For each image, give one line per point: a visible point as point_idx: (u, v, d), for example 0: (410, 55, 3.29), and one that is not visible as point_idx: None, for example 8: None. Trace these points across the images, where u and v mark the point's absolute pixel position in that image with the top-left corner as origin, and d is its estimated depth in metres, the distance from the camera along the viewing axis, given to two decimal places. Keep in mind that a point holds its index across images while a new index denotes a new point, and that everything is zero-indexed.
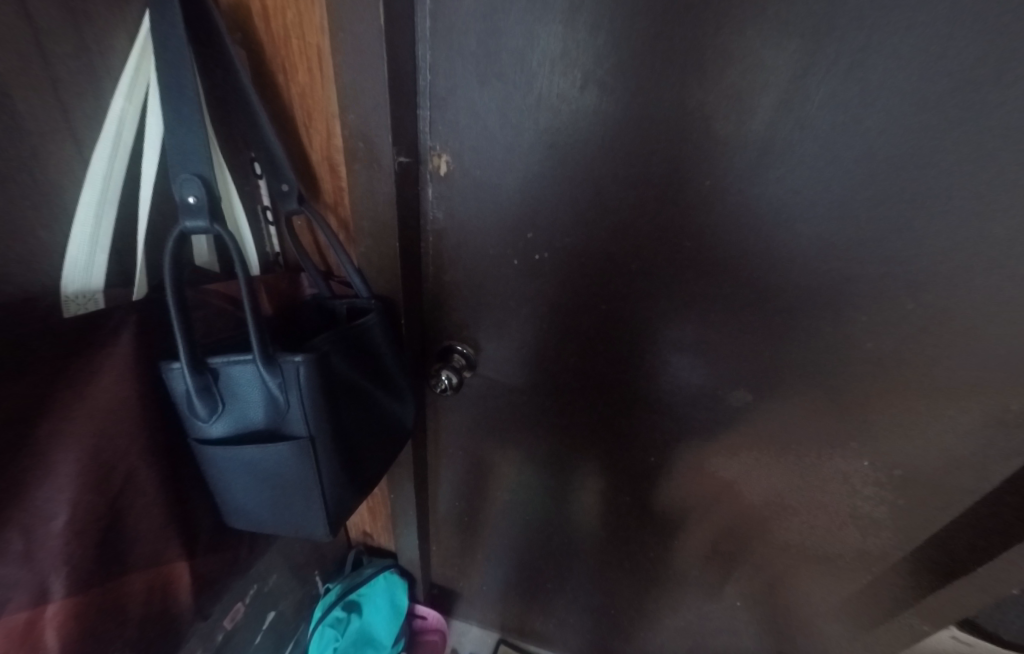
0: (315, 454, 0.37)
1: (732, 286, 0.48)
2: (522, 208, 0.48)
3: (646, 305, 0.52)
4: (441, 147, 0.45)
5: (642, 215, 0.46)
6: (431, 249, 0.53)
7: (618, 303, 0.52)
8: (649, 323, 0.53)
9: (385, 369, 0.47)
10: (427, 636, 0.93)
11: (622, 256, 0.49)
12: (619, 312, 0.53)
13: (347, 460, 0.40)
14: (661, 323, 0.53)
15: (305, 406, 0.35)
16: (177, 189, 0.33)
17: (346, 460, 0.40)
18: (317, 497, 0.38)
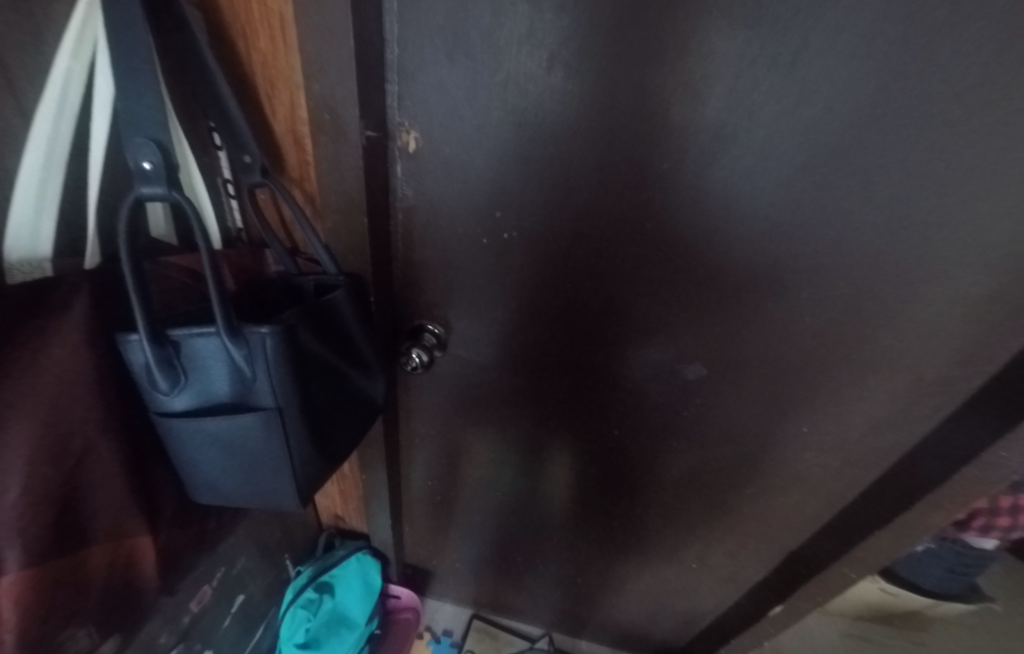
0: (284, 427, 0.37)
1: (688, 265, 0.51)
2: (490, 186, 0.49)
3: (611, 284, 0.54)
4: (409, 123, 0.45)
5: (605, 196, 0.48)
6: (401, 227, 0.53)
7: (585, 282, 0.54)
8: (613, 302, 0.56)
9: (355, 345, 0.47)
10: (401, 614, 0.94)
11: (588, 236, 0.51)
12: (585, 291, 0.55)
13: (317, 434, 0.40)
14: (625, 301, 0.55)
15: (273, 378, 0.36)
16: (131, 154, 0.32)
17: (316, 433, 0.40)
18: (286, 470, 0.38)
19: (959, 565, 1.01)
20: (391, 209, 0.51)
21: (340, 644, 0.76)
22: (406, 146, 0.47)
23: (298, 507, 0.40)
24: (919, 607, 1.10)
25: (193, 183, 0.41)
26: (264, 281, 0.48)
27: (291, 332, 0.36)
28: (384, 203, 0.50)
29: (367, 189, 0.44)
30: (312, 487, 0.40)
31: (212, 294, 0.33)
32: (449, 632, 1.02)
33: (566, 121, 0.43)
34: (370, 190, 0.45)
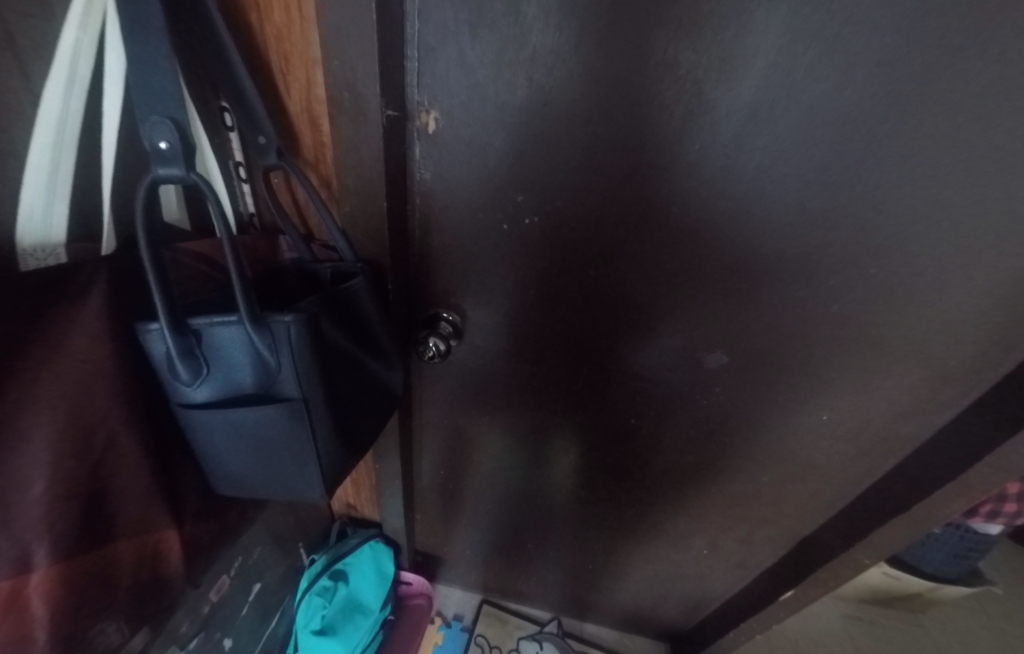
0: (308, 418, 0.36)
1: (712, 252, 0.50)
2: (513, 170, 0.47)
3: (633, 271, 0.53)
4: (429, 103, 0.44)
5: (630, 180, 0.46)
6: (418, 212, 0.51)
7: (606, 269, 0.53)
8: (634, 289, 0.54)
9: (374, 334, 0.46)
10: (413, 600, 0.95)
11: (610, 222, 0.50)
12: (605, 279, 0.54)
13: (341, 425, 0.39)
14: (646, 289, 0.54)
15: (297, 368, 0.35)
16: (147, 133, 0.30)
17: (340, 425, 0.39)
18: (311, 463, 0.37)
19: (963, 549, 1.03)
20: (407, 193, 0.50)
21: (356, 630, 0.76)
22: (425, 127, 0.45)
23: (323, 500, 0.39)
24: (921, 590, 1.12)
25: (206, 166, 0.39)
26: (279, 268, 0.46)
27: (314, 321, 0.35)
28: (401, 186, 0.48)
29: (386, 172, 0.42)
30: (336, 479, 0.39)
31: (233, 281, 0.32)
32: (460, 617, 1.03)
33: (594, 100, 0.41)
34: (389, 173, 0.43)
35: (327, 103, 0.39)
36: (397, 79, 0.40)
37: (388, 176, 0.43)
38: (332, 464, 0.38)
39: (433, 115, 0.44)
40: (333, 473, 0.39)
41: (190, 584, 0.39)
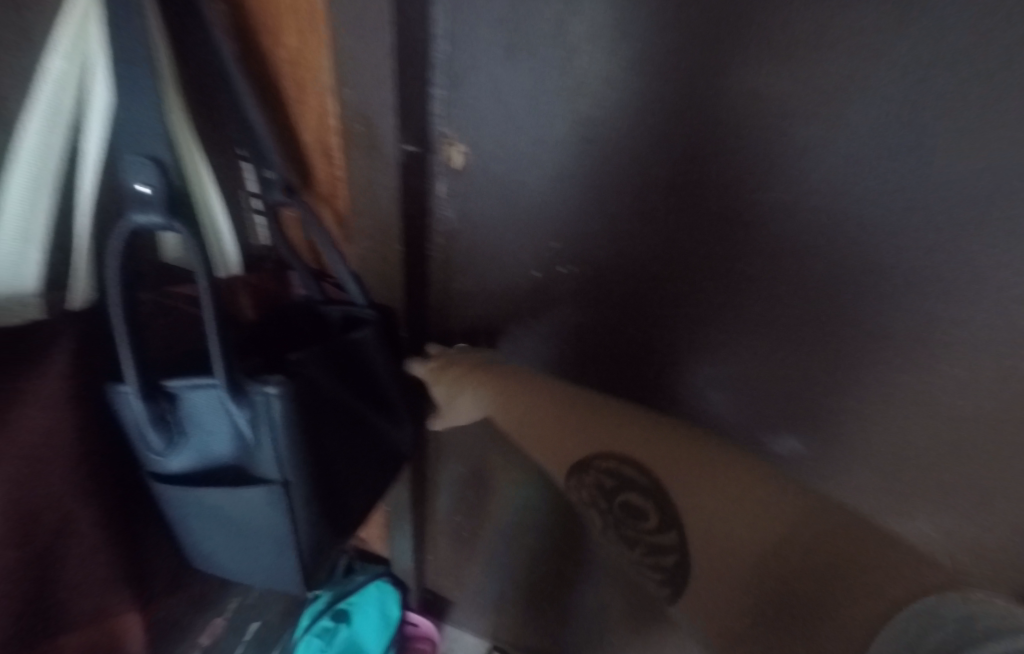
0: (290, 501, 0.31)
1: (798, 331, 0.39)
2: (548, 211, 0.41)
3: (688, 336, 0.44)
4: (456, 135, 0.38)
5: (692, 232, 0.38)
6: (440, 252, 0.46)
7: (655, 331, 0.45)
8: (688, 356, 0.45)
9: (381, 390, 0.41)
10: (418, 644, 0.89)
11: (662, 278, 0.41)
12: (652, 341, 0.46)
13: (330, 504, 0.34)
14: (703, 358, 0.45)
15: (277, 446, 0.30)
16: (127, 176, 0.26)
17: (328, 504, 0.34)
18: (290, 550, 0.32)
19: None
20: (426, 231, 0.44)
21: None
22: (451, 160, 0.40)
23: (301, 590, 0.34)
24: None
25: (209, 202, 0.35)
26: (287, 307, 0.43)
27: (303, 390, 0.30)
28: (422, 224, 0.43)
29: (404, 212, 0.37)
30: (318, 566, 0.34)
31: (210, 345, 0.27)
32: None
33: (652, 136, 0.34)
34: (406, 212, 0.38)
35: (340, 135, 0.35)
36: (420, 108, 0.35)
37: (405, 215, 0.38)
38: (315, 549, 0.33)
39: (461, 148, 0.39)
40: (314, 559, 0.34)
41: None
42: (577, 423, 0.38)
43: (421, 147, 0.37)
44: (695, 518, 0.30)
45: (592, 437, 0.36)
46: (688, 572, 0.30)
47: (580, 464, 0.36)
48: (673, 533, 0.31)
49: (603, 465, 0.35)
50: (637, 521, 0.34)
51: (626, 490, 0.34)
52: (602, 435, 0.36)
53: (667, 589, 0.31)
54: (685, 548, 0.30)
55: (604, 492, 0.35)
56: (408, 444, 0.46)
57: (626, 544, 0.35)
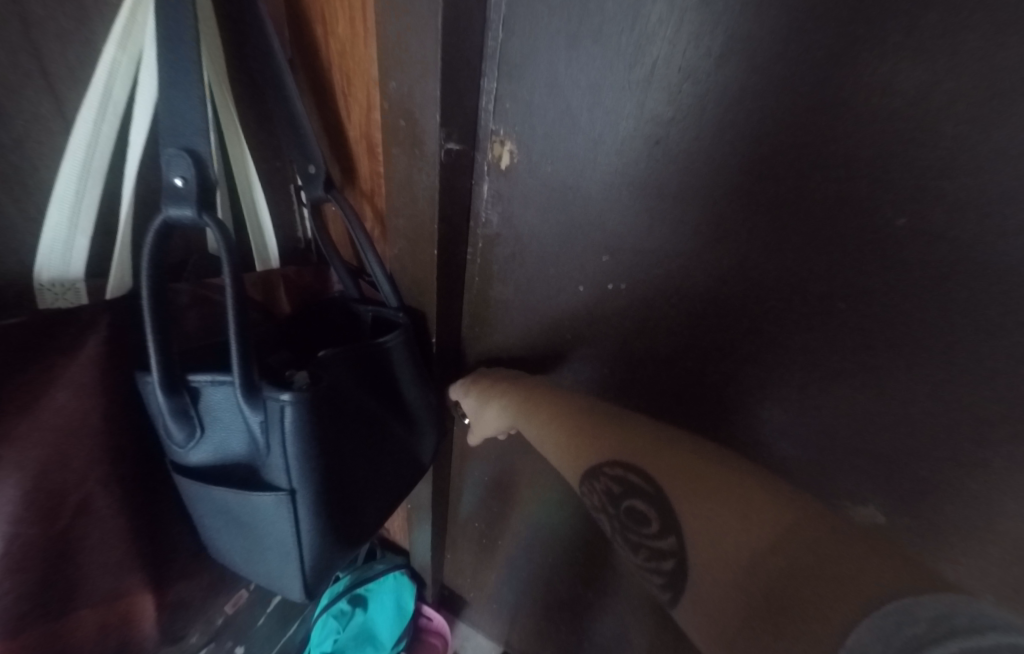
0: (297, 511, 0.30)
1: (899, 397, 0.31)
2: (600, 222, 0.36)
3: (754, 380, 0.37)
4: (506, 133, 0.35)
5: (774, 259, 0.32)
6: (479, 258, 0.43)
7: (714, 367, 0.39)
8: (752, 405, 0.39)
9: (405, 399, 0.39)
10: (430, 637, 0.89)
11: (728, 309, 0.36)
12: (709, 379, 0.40)
13: (340, 516, 0.33)
14: (770, 410, 0.38)
15: (289, 454, 0.29)
16: (162, 167, 0.26)
17: (338, 517, 0.33)
18: (294, 559, 0.31)
19: None
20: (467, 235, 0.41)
21: None
22: (497, 160, 0.36)
23: (303, 601, 0.33)
24: None
25: (252, 195, 0.35)
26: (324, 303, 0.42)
27: (319, 398, 0.29)
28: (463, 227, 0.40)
29: (442, 214, 0.35)
30: (322, 579, 0.33)
31: (230, 344, 0.27)
32: None
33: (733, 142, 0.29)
34: (444, 214, 0.35)
35: (383, 129, 0.33)
36: (468, 102, 0.32)
37: (443, 217, 0.35)
38: (320, 559, 0.32)
39: (510, 147, 0.35)
40: (318, 569, 0.33)
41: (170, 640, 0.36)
42: (594, 428, 0.36)
43: (467, 145, 0.34)
44: (692, 518, 0.27)
45: (605, 441, 0.35)
46: (686, 580, 0.27)
47: (592, 470, 0.35)
48: (672, 535, 0.28)
49: (611, 470, 0.33)
50: (641, 528, 0.31)
51: (630, 494, 0.32)
52: (612, 438, 0.35)
53: (667, 594, 0.28)
54: (683, 550, 0.27)
55: (611, 498, 0.33)
56: (429, 456, 0.44)
57: (631, 554, 0.32)
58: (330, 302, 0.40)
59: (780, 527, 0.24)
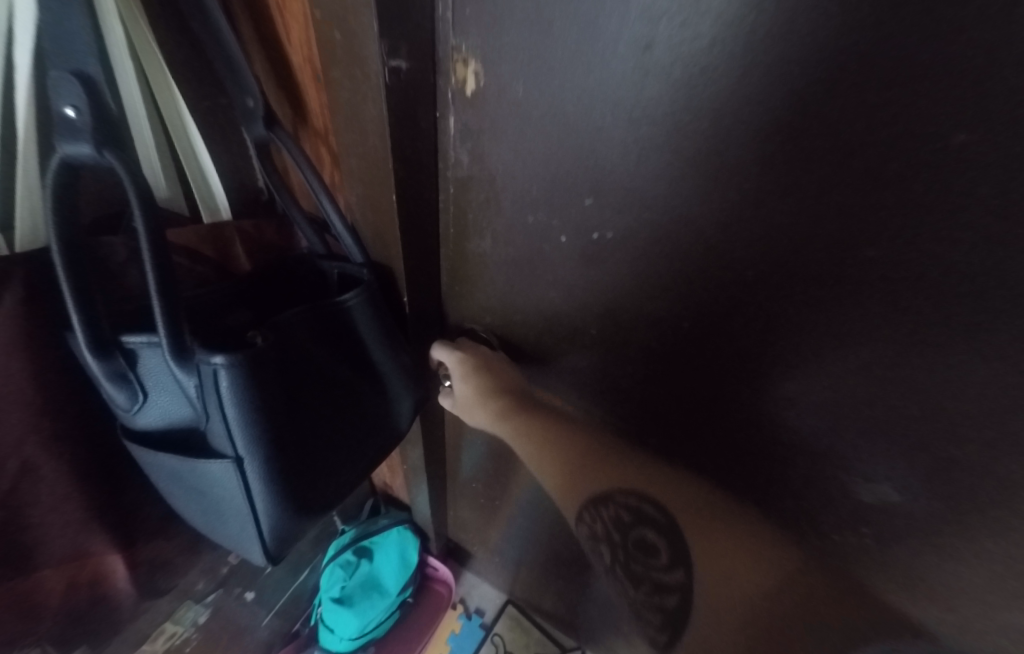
0: (248, 477, 0.29)
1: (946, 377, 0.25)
2: (581, 159, 0.30)
3: (762, 348, 0.31)
4: (468, 49, 0.29)
5: (792, 197, 0.24)
6: (453, 205, 0.38)
7: (712, 329, 0.33)
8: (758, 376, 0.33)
9: (373, 362, 0.37)
10: (436, 586, 0.95)
11: (733, 264, 0.29)
12: (710, 347, 0.34)
13: (299, 484, 0.32)
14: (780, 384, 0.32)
15: (230, 422, 0.27)
16: (51, 94, 0.22)
17: (297, 485, 0.31)
18: (252, 524, 0.31)
19: None
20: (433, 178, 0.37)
21: (371, 608, 0.77)
22: (461, 83, 0.31)
23: (267, 567, 0.32)
24: None
25: (187, 134, 0.32)
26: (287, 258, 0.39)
27: (256, 362, 0.27)
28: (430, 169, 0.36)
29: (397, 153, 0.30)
30: (283, 544, 0.32)
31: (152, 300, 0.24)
32: (481, 611, 0.98)
33: (753, 45, 0.21)
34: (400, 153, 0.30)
35: (320, 48, 0.28)
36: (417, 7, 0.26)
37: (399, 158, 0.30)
38: (279, 523, 0.31)
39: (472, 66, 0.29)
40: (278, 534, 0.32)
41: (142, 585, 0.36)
42: (598, 457, 0.39)
43: (422, 65, 0.29)
44: (709, 565, 0.30)
45: (608, 472, 0.38)
46: (690, 613, 0.30)
47: (596, 500, 0.36)
48: (681, 569, 0.31)
49: (623, 498, 0.35)
50: (648, 558, 0.33)
51: (642, 525, 0.34)
52: (618, 472, 0.37)
53: (666, 634, 0.30)
54: (690, 586, 0.30)
55: (619, 526, 0.35)
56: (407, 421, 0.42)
57: (630, 586, 0.34)
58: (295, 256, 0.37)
59: (771, 585, 0.29)
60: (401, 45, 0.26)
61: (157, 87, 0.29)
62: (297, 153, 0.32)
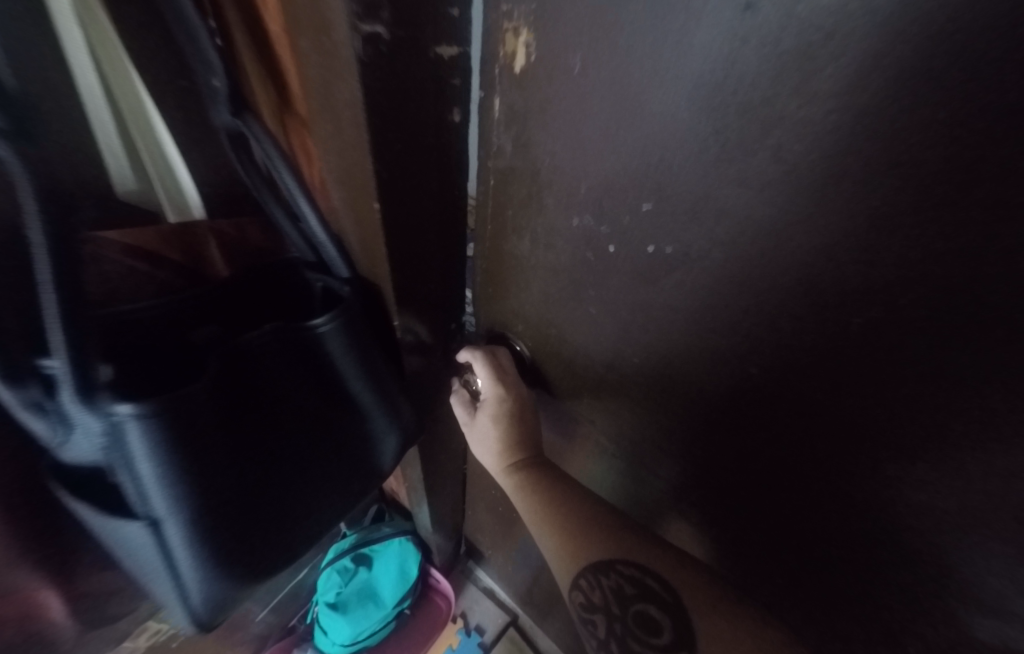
0: (168, 539, 0.27)
1: None
2: (646, 156, 0.24)
3: (864, 418, 0.24)
4: (520, 14, 0.24)
5: (939, 224, 0.17)
6: (492, 198, 0.34)
7: (789, 375, 0.26)
8: (847, 446, 0.25)
9: (342, 385, 0.35)
10: (436, 597, 0.92)
11: (829, 300, 0.22)
12: (787, 401, 0.27)
13: (233, 544, 0.30)
14: (885, 464, 0.24)
15: (148, 479, 0.24)
16: None
17: (229, 547, 0.29)
18: (175, 584, 0.29)
19: None
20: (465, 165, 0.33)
21: (365, 618, 0.74)
22: (509, 56, 0.26)
23: (192, 630, 0.31)
24: None
25: (151, 124, 0.29)
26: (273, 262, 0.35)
27: (177, 405, 0.24)
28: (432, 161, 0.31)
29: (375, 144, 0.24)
30: (211, 608, 0.31)
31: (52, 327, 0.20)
32: (481, 630, 0.93)
33: (911, 3, 0.14)
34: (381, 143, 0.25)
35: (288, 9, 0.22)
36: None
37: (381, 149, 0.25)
38: (219, 573, 0.29)
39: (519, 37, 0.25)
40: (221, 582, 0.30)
41: (95, 585, 0.39)
42: (588, 523, 0.37)
43: (413, 31, 0.23)
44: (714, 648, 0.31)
45: (599, 538, 0.36)
46: None
47: (601, 564, 0.35)
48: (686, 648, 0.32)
49: (624, 569, 0.34)
50: (647, 633, 0.34)
51: (644, 599, 0.34)
52: (621, 537, 0.36)
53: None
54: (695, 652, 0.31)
55: (620, 598, 0.35)
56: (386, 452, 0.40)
57: None
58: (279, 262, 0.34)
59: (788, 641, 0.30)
60: (381, 4, 0.20)
61: (109, 66, 0.26)
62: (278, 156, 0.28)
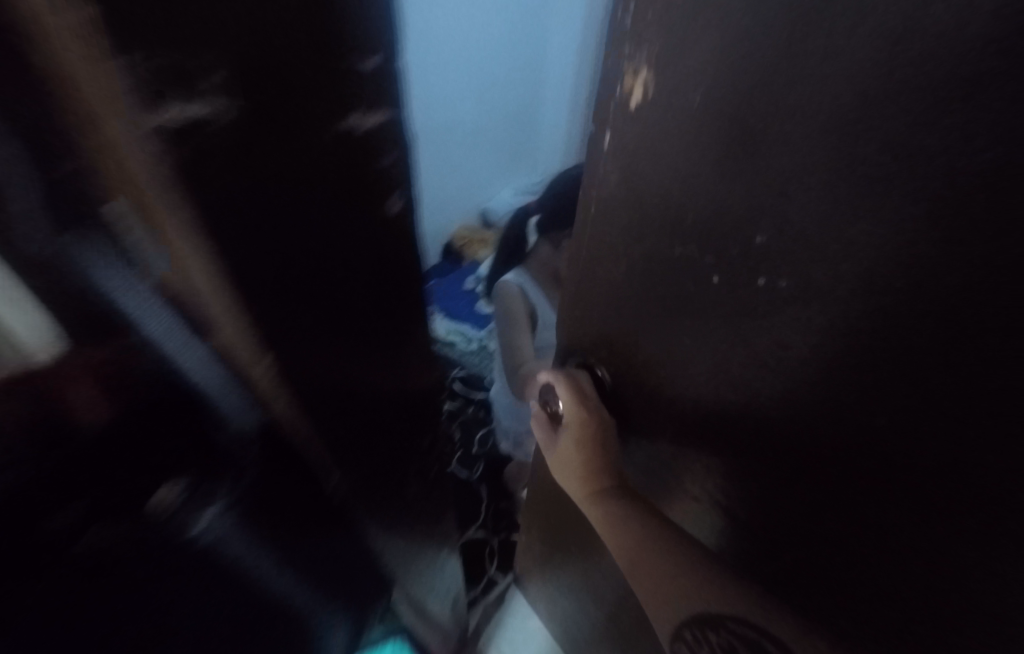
0: None
1: None
2: (759, 192, 0.23)
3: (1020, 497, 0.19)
4: (640, 58, 0.26)
5: None
6: (594, 223, 0.36)
7: (915, 438, 0.22)
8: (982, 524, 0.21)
9: (237, 563, 0.38)
10: None
11: (959, 350, 0.18)
12: (895, 474, 0.24)
13: None
14: (1003, 560, 0.21)
15: None
16: None
17: None
18: None
19: None
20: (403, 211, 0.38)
21: None
22: (627, 91, 0.28)
23: None
24: None
25: None
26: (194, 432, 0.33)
27: None
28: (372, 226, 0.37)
29: (253, 265, 0.28)
30: None
31: None
32: None
33: None
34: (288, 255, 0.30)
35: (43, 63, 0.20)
36: (362, 37, 0.27)
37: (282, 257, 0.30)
38: None
39: (639, 75, 0.26)
40: None
41: None
42: (669, 568, 0.37)
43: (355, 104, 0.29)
44: None
45: (683, 591, 0.36)
46: None
47: (701, 620, 0.35)
48: None
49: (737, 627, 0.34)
50: None
51: None
52: (715, 582, 0.35)
53: None
54: None
55: None
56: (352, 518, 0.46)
57: None
58: (170, 411, 0.29)
59: None
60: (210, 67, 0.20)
61: None
62: (153, 322, 0.26)
